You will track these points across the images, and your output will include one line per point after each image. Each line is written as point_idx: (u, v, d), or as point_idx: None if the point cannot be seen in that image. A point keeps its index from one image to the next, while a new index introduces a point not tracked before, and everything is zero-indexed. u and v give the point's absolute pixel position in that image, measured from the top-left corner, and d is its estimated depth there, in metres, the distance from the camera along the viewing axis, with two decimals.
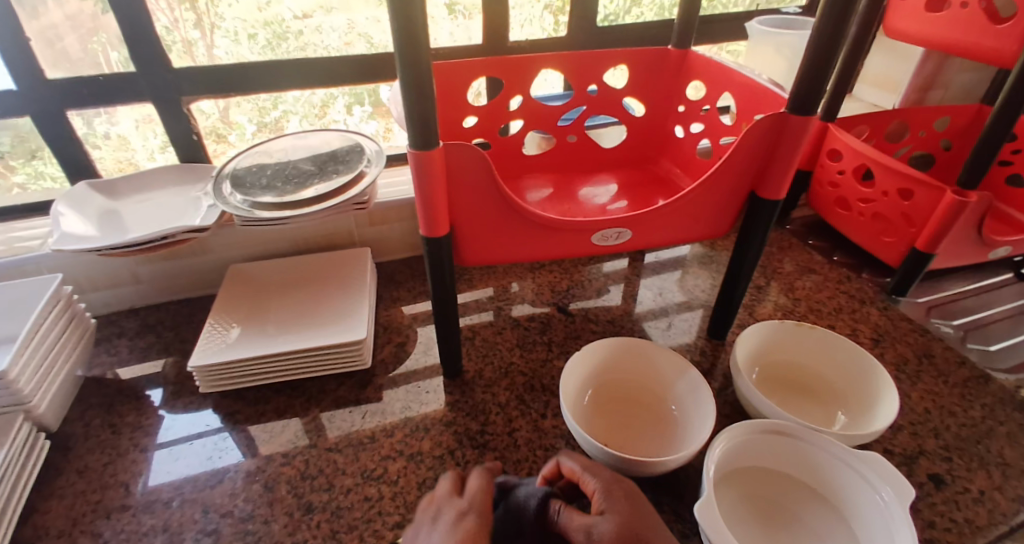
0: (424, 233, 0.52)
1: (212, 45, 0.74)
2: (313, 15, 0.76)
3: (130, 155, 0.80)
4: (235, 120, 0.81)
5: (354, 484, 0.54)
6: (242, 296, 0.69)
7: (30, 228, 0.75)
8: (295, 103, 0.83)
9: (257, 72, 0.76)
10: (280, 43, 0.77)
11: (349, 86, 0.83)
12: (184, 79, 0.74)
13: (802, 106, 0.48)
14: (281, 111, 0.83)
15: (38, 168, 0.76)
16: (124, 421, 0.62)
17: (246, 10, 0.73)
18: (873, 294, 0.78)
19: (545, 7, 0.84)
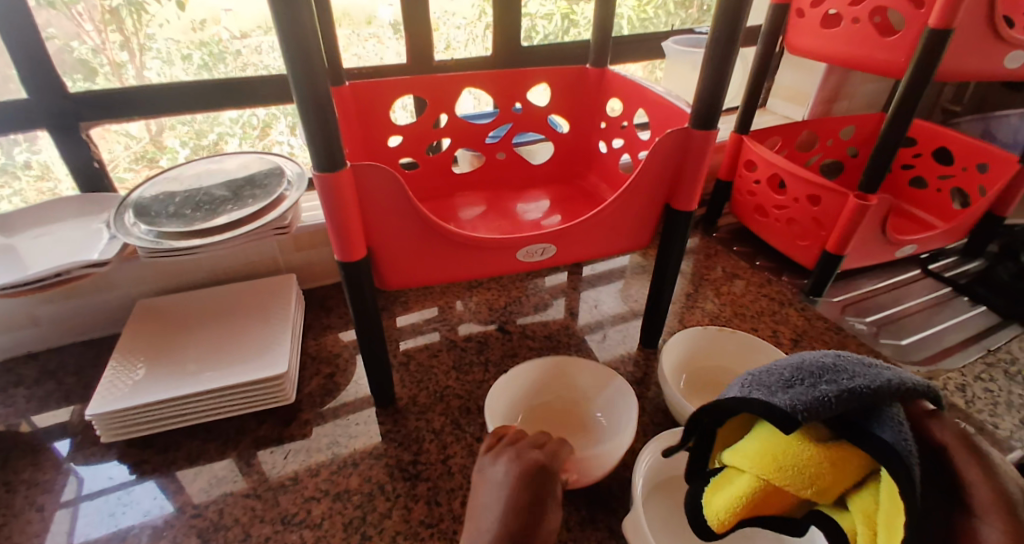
0: (339, 259, 0.50)
1: (142, 67, 0.71)
2: (253, 35, 0.75)
3: (53, 184, 0.74)
4: (168, 144, 0.78)
5: (274, 532, 0.51)
6: (148, 335, 0.65)
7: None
8: (232, 124, 0.80)
9: (187, 94, 0.73)
10: (217, 64, 0.75)
11: (290, 107, 0.82)
12: (103, 105, 0.70)
13: (706, 120, 0.50)
14: (218, 133, 0.80)
15: None
16: (17, 478, 0.56)
17: (179, 29, 0.72)
18: (792, 296, 0.82)
19: (483, 26, 0.85)
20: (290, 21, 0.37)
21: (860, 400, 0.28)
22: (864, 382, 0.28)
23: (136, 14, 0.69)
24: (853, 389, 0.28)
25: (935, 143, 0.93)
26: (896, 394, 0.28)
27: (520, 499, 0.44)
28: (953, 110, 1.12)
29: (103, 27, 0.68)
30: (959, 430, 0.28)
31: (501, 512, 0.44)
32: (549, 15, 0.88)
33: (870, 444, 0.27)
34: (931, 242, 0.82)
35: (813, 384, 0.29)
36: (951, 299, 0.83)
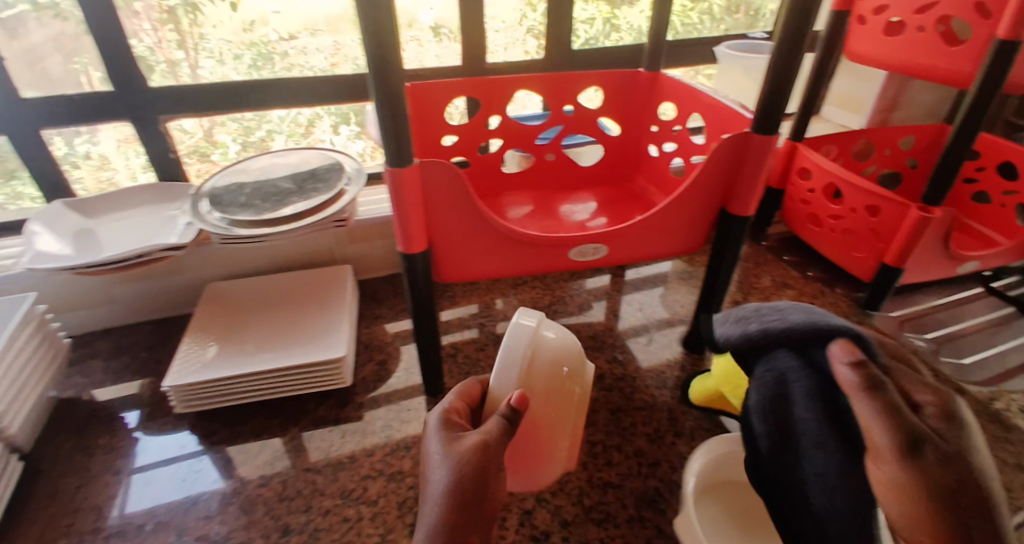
0: (400, 250, 0.52)
1: (196, 65, 0.75)
2: (299, 37, 0.78)
3: (110, 174, 0.79)
4: (219, 139, 0.81)
5: (333, 505, 0.53)
6: (219, 317, 0.69)
7: (4, 246, 0.75)
8: (280, 122, 0.83)
9: (240, 92, 0.77)
10: (266, 64, 0.78)
11: (333, 106, 0.84)
12: (169, 100, 0.74)
13: (767, 125, 0.50)
14: (266, 131, 0.83)
15: (16, 188, 0.77)
16: (96, 443, 0.61)
17: (231, 30, 0.75)
18: (846, 308, 0.80)
19: (527, 31, 0.86)
20: (371, 22, 0.39)
21: (769, 339, 0.41)
22: (784, 328, 0.40)
23: (192, 14, 0.72)
24: (768, 328, 0.41)
25: (998, 156, 0.89)
26: (811, 339, 0.39)
27: (474, 483, 0.36)
28: (1016, 122, 1.07)
29: (161, 26, 0.71)
30: (878, 397, 0.33)
31: (451, 504, 0.35)
32: (591, 20, 0.88)
33: (743, 360, 0.45)
34: (994, 260, 0.80)
35: (744, 323, 0.44)
36: (1016, 318, 0.80)
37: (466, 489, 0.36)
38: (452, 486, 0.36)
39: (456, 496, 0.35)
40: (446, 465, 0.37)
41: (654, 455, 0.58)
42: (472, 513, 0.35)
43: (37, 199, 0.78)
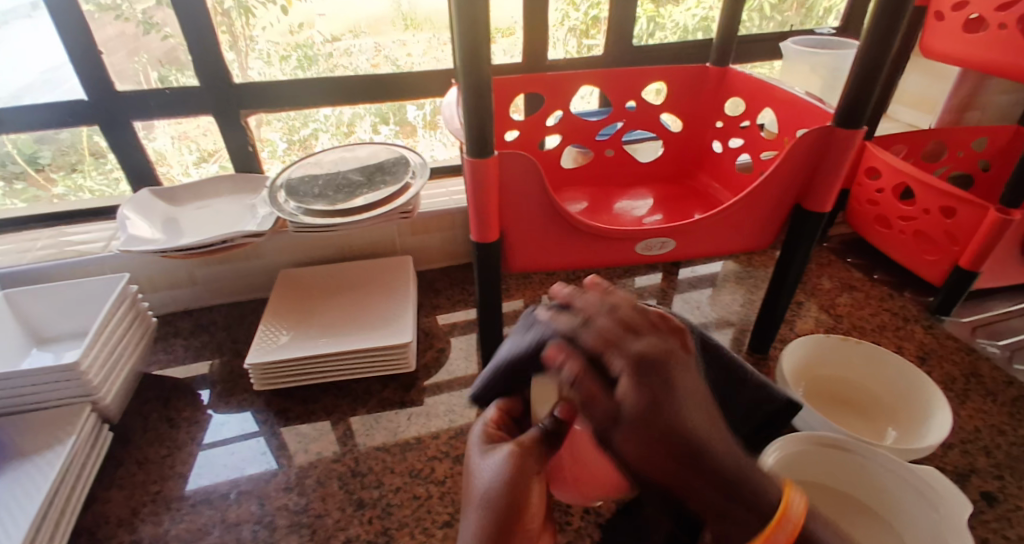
0: (475, 239, 0.53)
1: (246, 66, 0.78)
2: (343, 39, 0.80)
3: (166, 169, 0.83)
4: (266, 137, 0.84)
5: (403, 483, 0.56)
6: (293, 303, 0.73)
7: (86, 231, 0.81)
8: (324, 121, 0.85)
9: (289, 91, 0.80)
10: (310, 65, 0.80)
11: (372, 106, 0.86)
12: (229, 97, 0.78)
13: (849, 119, 0.50)
14: (311, 129, 0.86)
15: (76, 180, 0.82)
16: (180, 416, 0.66)
17: (279, 33, 0.77)
18: (916, 313, 0.78)
19: (570, 31, 0.86)
20: (469, 15, 0.41)
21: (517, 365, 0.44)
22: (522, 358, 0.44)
23: (244, 16, 0.75)
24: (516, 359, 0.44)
25: None
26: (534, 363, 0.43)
27: (512, 490, 0.37)
28: None
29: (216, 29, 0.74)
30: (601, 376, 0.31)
31: (487, 514, 0.37)
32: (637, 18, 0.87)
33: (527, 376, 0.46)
34: None
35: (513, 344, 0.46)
36: None
37: (505, 500, 0.37)
38: (490, 491, 0.37)
39: (494, 507, 0.37)
40: (486, 474, 0.38)
41: None
42: (505, 522, 0.36)
43: (97, 191, 0.84)
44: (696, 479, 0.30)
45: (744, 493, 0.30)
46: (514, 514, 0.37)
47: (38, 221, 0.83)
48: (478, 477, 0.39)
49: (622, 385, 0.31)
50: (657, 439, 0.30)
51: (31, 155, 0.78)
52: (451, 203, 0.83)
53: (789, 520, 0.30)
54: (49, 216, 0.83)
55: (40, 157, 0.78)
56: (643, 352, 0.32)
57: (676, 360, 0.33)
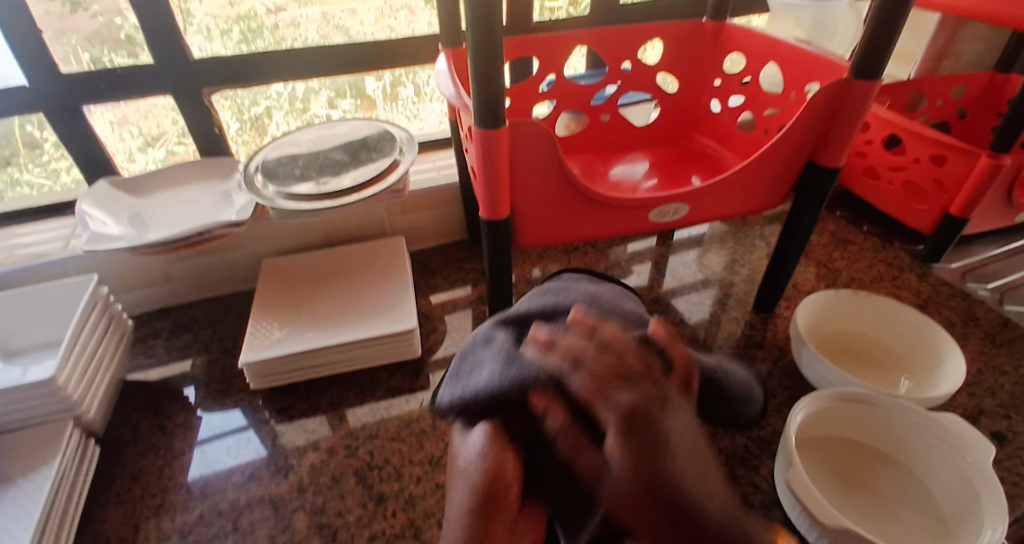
0: (484, 217, 0.50)
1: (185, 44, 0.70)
2: (287, 9, 0.73)
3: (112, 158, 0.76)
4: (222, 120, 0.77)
5: (424, 472, 0.54)
6: (284, 293, 0.69)
7: (38, 233, 0.74)
8: (277, 97, 0.79)
9: (242, 67, 0.73)
10: (255, 38, 0.73)
11: (328, 79, 0.79)
12: (183, 76, 0.71)
13: (867, 72, 0.48)
14: (264, 107, 0.79)
15: (13, 175, 0.74)
16: (173, 423, 0.62)
17: (216, 4, 0.70)
18: (910, 262, 0.79)
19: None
20: None
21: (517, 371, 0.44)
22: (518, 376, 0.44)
23: None
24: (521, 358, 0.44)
25: None
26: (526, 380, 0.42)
27: (489, 476, 0.40)
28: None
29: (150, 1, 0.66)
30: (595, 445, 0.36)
31: (468, 500, 0.40)
32: None
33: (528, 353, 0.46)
34: None
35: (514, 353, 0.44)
36: None
37: (482, 488, 0.40)
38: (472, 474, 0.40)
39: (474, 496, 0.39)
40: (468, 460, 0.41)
41: None
42: (484, 504, 0.39)
43: (38, 185, 0.76)
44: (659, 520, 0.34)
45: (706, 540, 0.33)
46: (494, 491, 0.40)
47: None
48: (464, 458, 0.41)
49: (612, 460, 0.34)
50: (646, 493, 0.33)
51: None
52: (442, 178, 0.79)
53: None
54: None
55: None
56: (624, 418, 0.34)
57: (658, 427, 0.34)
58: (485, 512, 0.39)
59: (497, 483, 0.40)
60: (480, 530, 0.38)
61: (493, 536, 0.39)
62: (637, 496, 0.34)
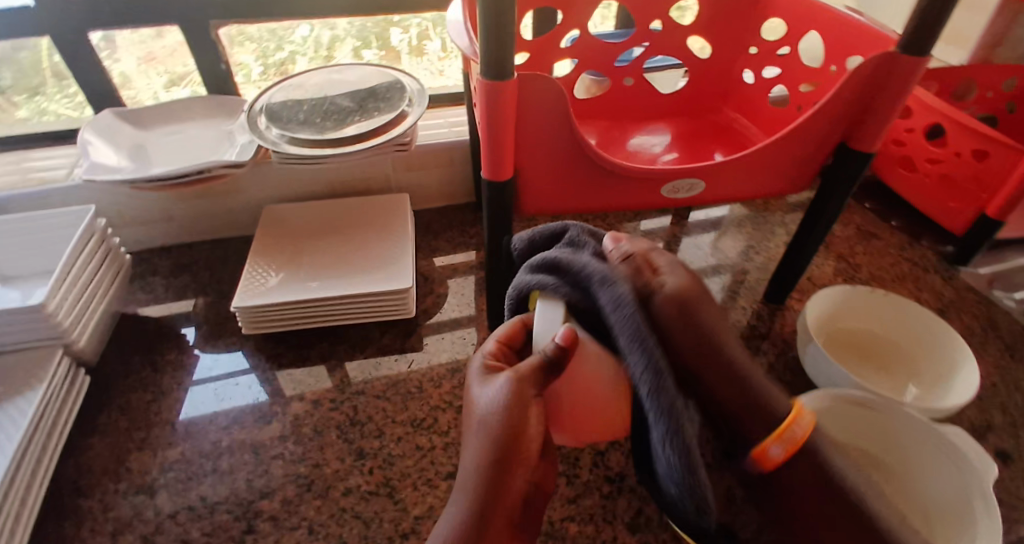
0: (485, 177, 0.48)
1: None
2: None
3: (133, 94, 0.76)
4: (240, 60, 0.77)
5: (405, 433, 0.54)
6: (281, 242, 0.67)
7: (47, 158, 0.73)
8: (302, 43, 0.79)
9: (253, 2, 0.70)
10: None
11: (354, 25, 0.78)
12: (192, 7, 0.68)
13: (916, 46, 0.44)
14: (288, 52, 0.79)
15: (40, 104, 0.74)
16: (164, 360, 0.62)
17: None
18: (935, 263, 0.75)
19: None
20: None
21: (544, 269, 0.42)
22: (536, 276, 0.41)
23: None
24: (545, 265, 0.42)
25: None
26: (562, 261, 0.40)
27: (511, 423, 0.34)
28: None
29: None
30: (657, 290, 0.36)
31: (485, 448, 0.34)
32: None
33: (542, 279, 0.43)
34: None
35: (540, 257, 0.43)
36: None
37: (504, 435, 0.33)
38: (490, 420, 0.34)
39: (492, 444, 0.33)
40: (488, 405, 0.35)
41: None
42: (501, 454, 0.33)
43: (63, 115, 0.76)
44: (705, 370, 0.35)
45: (763, 409, 0.35)
46: (512, 449, 0.33)
47: None
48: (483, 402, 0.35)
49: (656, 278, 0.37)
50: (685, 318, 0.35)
51: None
52: (452, 136, 0.76)
53: (804, 416, 0.36)
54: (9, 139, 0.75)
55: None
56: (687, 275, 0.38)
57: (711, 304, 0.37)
58: (503, 462, 0.33)
59: (519, 431, 0.33)
60: (494, 484, 0.33)
61: (510, 490, 0.33)
62: (682, 318, 0.35)
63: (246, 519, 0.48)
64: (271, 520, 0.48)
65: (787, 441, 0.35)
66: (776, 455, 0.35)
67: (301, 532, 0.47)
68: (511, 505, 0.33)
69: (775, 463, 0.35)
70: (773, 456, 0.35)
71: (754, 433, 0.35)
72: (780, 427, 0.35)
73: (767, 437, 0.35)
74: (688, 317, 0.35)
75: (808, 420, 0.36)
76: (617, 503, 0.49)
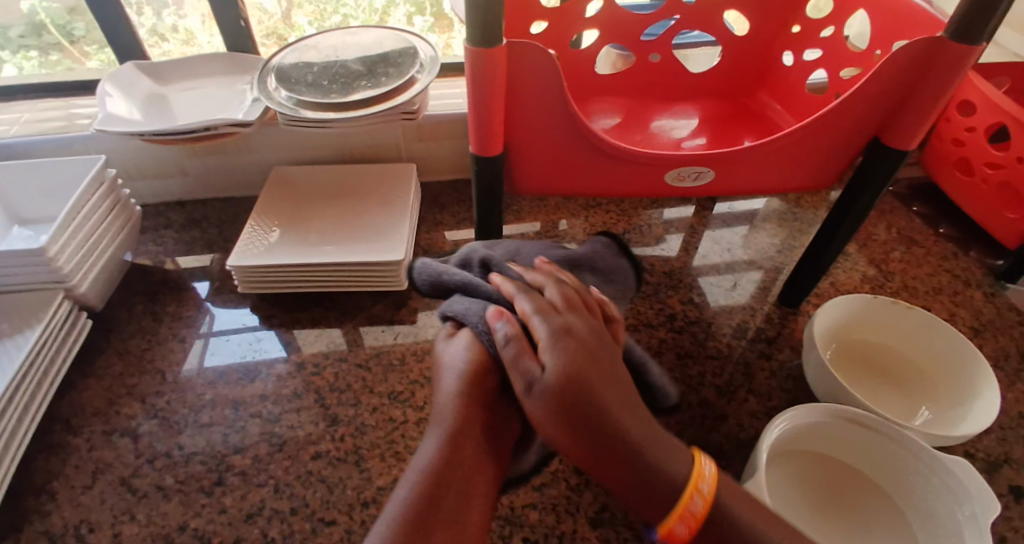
0: (474, 151, 0.46)
1: None
2: None
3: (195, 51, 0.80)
4: (296, 22, 0.79)
5: (381, 404, 0.53)
6: (284, 203, 0.67)
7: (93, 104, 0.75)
8: (355, 7, 0.79)
9: None
10: None
11: None
12: None
13: (968, 29, 0.38)
14: (342, 16, 0.80)
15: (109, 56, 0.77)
16: (165, 310, 0.63)
17: None
18: (979, 277, 0.68)
19: None
20: None
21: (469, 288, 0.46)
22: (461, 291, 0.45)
23: None
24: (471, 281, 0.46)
25: None
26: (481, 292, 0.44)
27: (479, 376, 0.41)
28: None
29: None
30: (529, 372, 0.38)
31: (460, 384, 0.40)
32: None
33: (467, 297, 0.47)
34: None
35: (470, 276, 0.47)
36: None
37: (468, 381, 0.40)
38: (464, 367, 0.41)
39: (463, 384, 0.40)
40: (461, 356, 0.42)
41: (721, 409, 0.53)
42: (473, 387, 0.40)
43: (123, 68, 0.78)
44: (600, 465, 0.35)
45: (659, 483, 0.34)
46: (476, 386, 0.40)
47: (32, 91, 0.78)
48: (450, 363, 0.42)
49: (540, 357, 0.38)
50: (569, 403, 0.36)
51: (65, 26, 0.74)
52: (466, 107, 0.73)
53: (703, 488, 0.34)
54: (65, 84, 0.78)
55: (75, 28, 0.74)
56: (569, 356, 0.38)
57: (598, 385, 0.37)
58: (471, 396, 0.40)
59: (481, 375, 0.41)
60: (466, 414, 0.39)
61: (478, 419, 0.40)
62: (559, 407, 0.36)
63: (218, 472, 0.49)
64: (241, 475, 0.48)
65: (686, 518, 0.33)
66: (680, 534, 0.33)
67: (267, 490, 0.47)
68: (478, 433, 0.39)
69: (680, 543, 0.33)
70: (677, 534, 0.33)
71: (656, 515, 0.34)
72: (679, 503, 0.33)
73: (669, 517, 0.33)
74: (562, 413, 0.36)
75: (708, 488, 0.34)
76: (583, 497, 0.47)
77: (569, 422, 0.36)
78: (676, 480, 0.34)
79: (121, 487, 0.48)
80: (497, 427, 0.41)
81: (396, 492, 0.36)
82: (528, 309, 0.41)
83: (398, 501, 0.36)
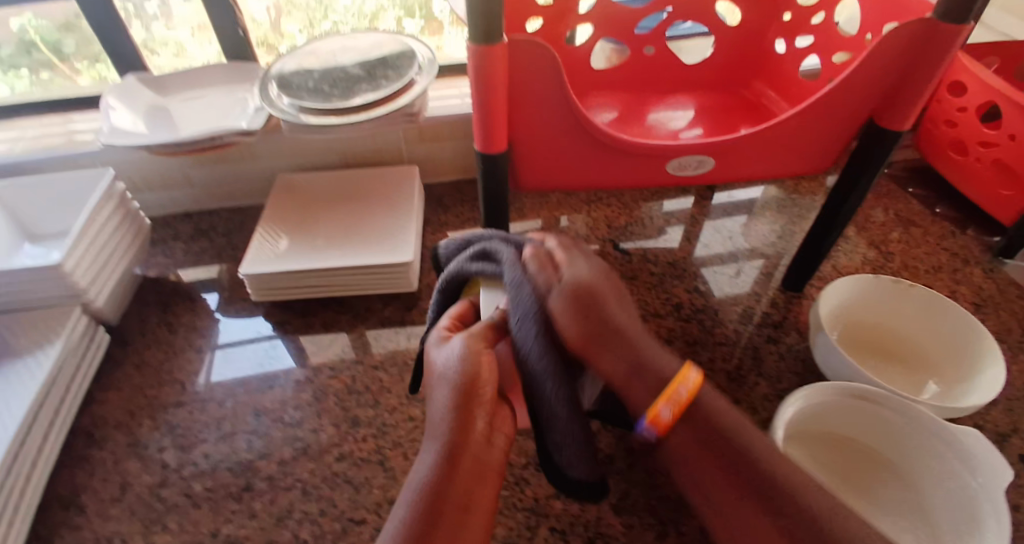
0: (479, 149, 0.47)
1: None
2: None
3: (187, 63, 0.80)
4: (286, 30, 0.80)
5: (399, 404, 0.54)
6: (292, 211, 0.68)
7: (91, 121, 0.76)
8: (345, 13, 0.80)
9: None
10: None
11: None
12: None
13: (959, 10, 0.39)
14: (333, 22, 0.81)
15: (99, 72, 0.78)
16: (179, 321, 0.64)
17: None
18: (979, 255, 0.69)
19: None
20: None
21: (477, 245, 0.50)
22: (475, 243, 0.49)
23: None
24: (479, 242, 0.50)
25: None
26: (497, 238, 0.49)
27: (473, 376, 0.40)
28: None
29: None
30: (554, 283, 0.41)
31: (454, 392, 0.39)
32: None
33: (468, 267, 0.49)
34: None
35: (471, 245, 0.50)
36: None
37: (461, 388, 0.39)
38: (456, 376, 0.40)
39: (455, 395, 0.39)
40: (453, 361, 0.40)
41: (733, 394, 0.55)
42: (467, 395, 0.39)
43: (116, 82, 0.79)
44: (608, 356, 0.40)
45: (651, 374, 0.39)
46: (469, 394, 0.39)
47: (31, 108, 0.78)
48: (446, 359, 0.41)
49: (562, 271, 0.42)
50: (588, 301, 0.40)
51: (54, 43, 0.75)
52: (464, 108, 0.74)
53: (689, 377, 0.38)
54: (59, 102, 0.78)
55: (64, 46, 0.75)
56: (584, 271, 0.42)
57: (608, 296, 0.42)
58: (466, 405, 0.39)
59: (478, 379, 0.40)
60: (460, 426, 0.38)
61: (472, 431, 0.39)
62: (580, 302, 0.40)
63: (245, 477, 0.50)
64: (268, 479, 0.49)
65: (673, 402, 0.37)
66: (666, 417, 0.37)
67: (295, 493, 0.48)
68: (475, 446, 0.38)
69: (668, 424, 0.37)
70: (664, 417, 0.37)
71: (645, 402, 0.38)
72: (668, 389, 0.38)
73: (657, 402, 0.37)
74: (574, 305, 0.40)
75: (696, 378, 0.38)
76: (602, 485, 0.48)
77: (587, 315, 0.40)
78: (664, 374, 0.39)
79: (151, 496, 0.49)
80: (491, 433, 0.40)
81: (395, 512, 0.37)
82: (550, 245, 0.45)
83: (397, 521, 0.36)
